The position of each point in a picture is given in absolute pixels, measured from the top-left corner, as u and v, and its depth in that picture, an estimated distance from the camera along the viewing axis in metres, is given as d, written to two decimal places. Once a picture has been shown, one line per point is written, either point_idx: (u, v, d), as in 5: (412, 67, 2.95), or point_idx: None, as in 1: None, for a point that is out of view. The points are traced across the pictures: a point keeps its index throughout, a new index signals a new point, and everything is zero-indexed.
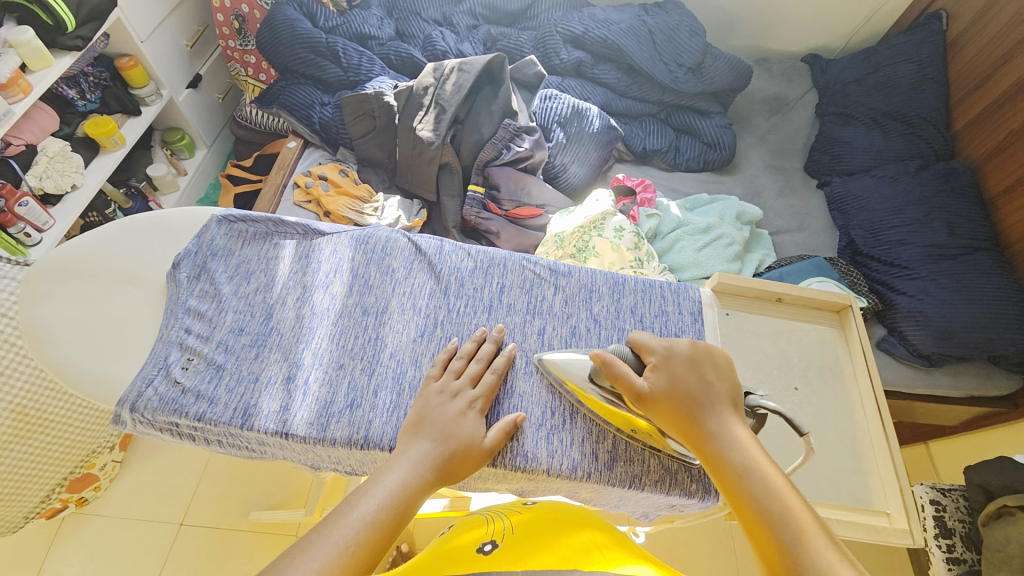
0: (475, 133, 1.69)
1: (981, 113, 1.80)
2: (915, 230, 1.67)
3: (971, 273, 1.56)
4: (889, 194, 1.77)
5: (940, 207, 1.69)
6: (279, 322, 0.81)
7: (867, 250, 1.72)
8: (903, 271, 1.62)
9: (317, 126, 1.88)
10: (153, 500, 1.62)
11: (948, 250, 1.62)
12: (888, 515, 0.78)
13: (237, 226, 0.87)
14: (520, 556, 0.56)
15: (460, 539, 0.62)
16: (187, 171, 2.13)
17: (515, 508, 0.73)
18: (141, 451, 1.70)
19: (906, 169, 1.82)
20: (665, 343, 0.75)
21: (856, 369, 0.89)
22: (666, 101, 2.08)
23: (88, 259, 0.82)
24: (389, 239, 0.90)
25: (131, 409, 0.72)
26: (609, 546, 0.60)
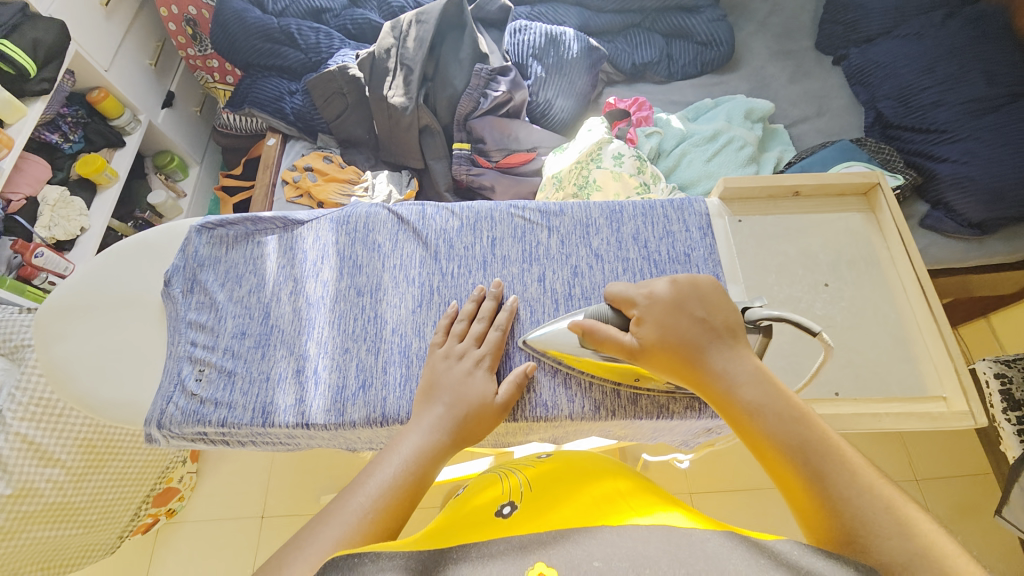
0: (448, 87, 1.58)
1: None
2: (949, 87, 1.48)
3: (1016, 121, 1.38)
4: (916, 53, 1.56)
5: (977, 55, 1.48)
6: (278, 319, 0.80)
7: (899, 121, 1.54)
8: (942, 136, 1.44)
9: (291, 117, 1.83)
10: (230, 503, 1.74)
11: (990, 102, 1.43)
12: (944, 399, 0.73)
13: (217, 232, 0.85)
14: (540, 517, 0.56)
15: (479, 501, 0.64)
16: (186, 192, 2.15)
17: (531, 463, 0.75)
18: (211, 461, 1.81)
19: (931, 21, 1.61)
20: (644, 290, 0.70)
21: (892, 252, 0.82)
22: (650, 5, 1.87)
23: (88, 293, 0.84)
24: (369, 214, 0.87)
25: (158, 427, 0.73)
26: (633, 496, 0.60)
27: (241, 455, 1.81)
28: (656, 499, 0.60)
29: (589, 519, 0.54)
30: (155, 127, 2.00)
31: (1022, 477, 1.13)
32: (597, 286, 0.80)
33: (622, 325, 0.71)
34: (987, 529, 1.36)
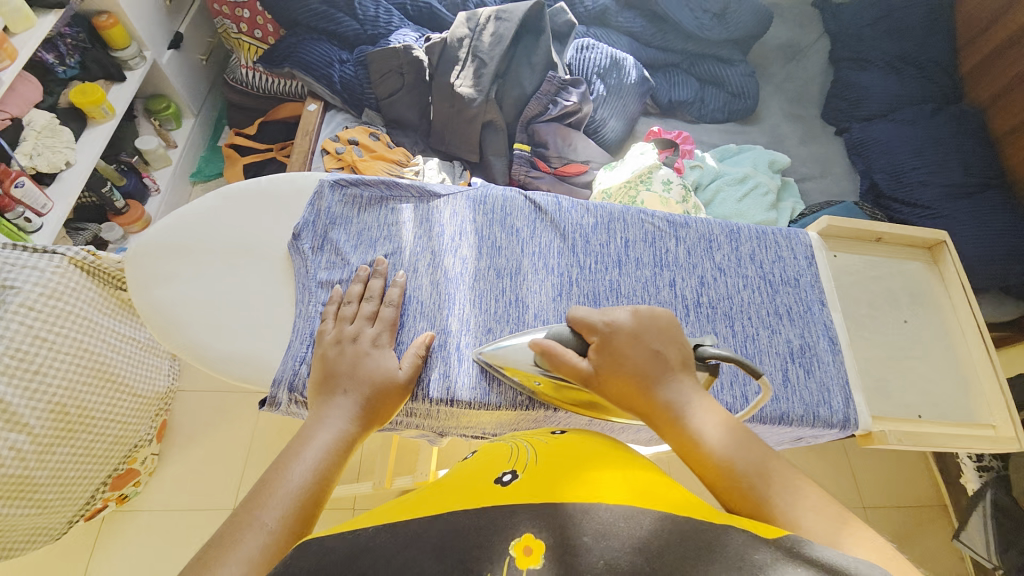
0: (518, 88, 1.61)
1: (986, 59, 1.62)
2: (935, 171, 1.54)
3: (987, 210, 1.46)
4: (908, 137, 1.60)
5: (957, 147, 1.56)
6: (416, 289, 0.78)
7: (890, 193, 1.57)
8: (926, 211, 1.50)
9: (338, 86, 1.73)
10: (200, 489, 1.50)
11: (963, 189, 1.51)
12: (994, 426, 0.86)
13: (350, 191, 0.83)
14: (543, 490, 0.46)
15: (469, 473, 0.52)
16: (177, 144, 1.89)
17: (541, 438, 0.60)
18: (178, 441, 1.56)
19: (922, 111, 1.65)
20: (605, 318, 0.66)
21: (953, 299, 0.95)
22: (690, 50, 1.85)
23: (203, 234, 0.79)
24: (505, 197, 0.87)
25: (290, 389, 0.69)
26: (653, 478, 0.49)
27: (220, 435, 1.57)
28: (680, 490, 0.49)
29: (604, 496, 0.44)
30: (158, 66, 1.74)
31: (979, 507, 1.19)
32: (723, 298, 0.86)
33: (581, 350, 0.67)
34: (932, 555, 1.45)
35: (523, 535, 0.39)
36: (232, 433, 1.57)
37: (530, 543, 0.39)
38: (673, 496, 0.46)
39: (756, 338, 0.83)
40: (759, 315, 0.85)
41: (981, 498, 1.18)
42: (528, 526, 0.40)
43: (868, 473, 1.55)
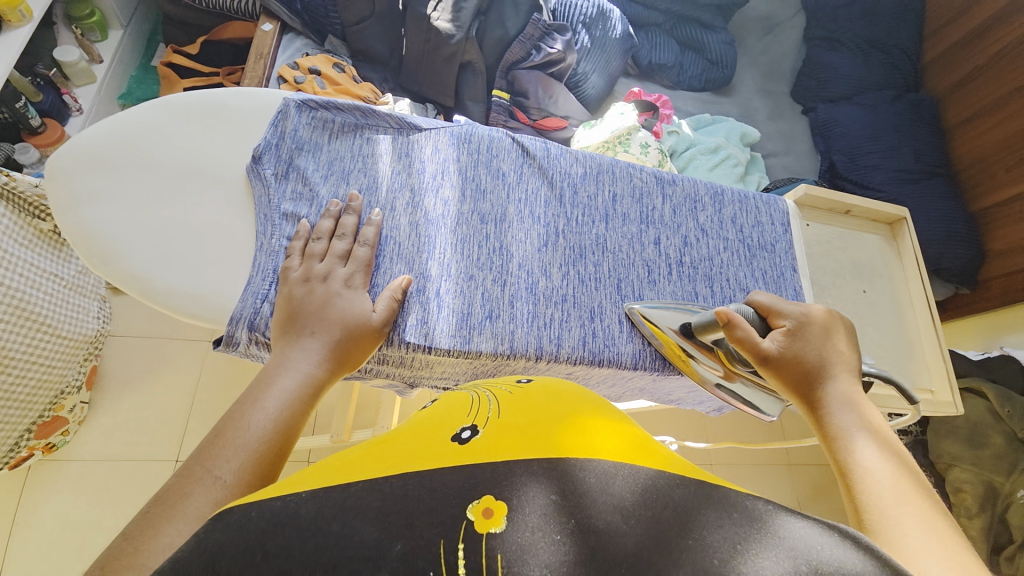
0: (500, 28, 1.50)
1: (953, 46, 1.65)
2: (888, 155, 1.61)
3: (931, 195, 1.57)
4: (868, 120, 1.65)
5: (912, 134, 1.64)
6: (393, 230, 0.72)
7: (845, 174, 1.62)
8: (878, 193, 1.58)
9: (297, 6, 1.55)
10: (137, 439, 1.39)
11: (913, 175, 1.60)
12: (931, 390, 0.94)
13: (320, 114, 0.73)
14: (502, 442, 0.44)
15: (429, 427, 0.50)
16: (103, 59, 1.60)
17: (507, 388, 0.59)
18: (111, 389, 1.44)
19: (883, 97, 1.69)
20: (801, 310, 0.70)
21: (907, 273, 1.01)
22: (674, 9, 1.78)
23: (145, 151, 0.68)
24: (492, 138, 0.81)
25: (250, 329, 0.62)
26: (613, 432, 0.48)
27: (158, 382, 1.46)
28: (641, 441, 0.48)
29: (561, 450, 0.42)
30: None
31: None
32: (704, 259, 0.86)
33: (761, 329, 0.70)
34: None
35: (482, 497, 0.34)
36: (171, 381, 1.46)
37: (491, 505, 0.34)
38: (634, 448, 0.45)
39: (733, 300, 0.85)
40: (736, 277, 0.87)
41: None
42: (485, 492, 0.35)
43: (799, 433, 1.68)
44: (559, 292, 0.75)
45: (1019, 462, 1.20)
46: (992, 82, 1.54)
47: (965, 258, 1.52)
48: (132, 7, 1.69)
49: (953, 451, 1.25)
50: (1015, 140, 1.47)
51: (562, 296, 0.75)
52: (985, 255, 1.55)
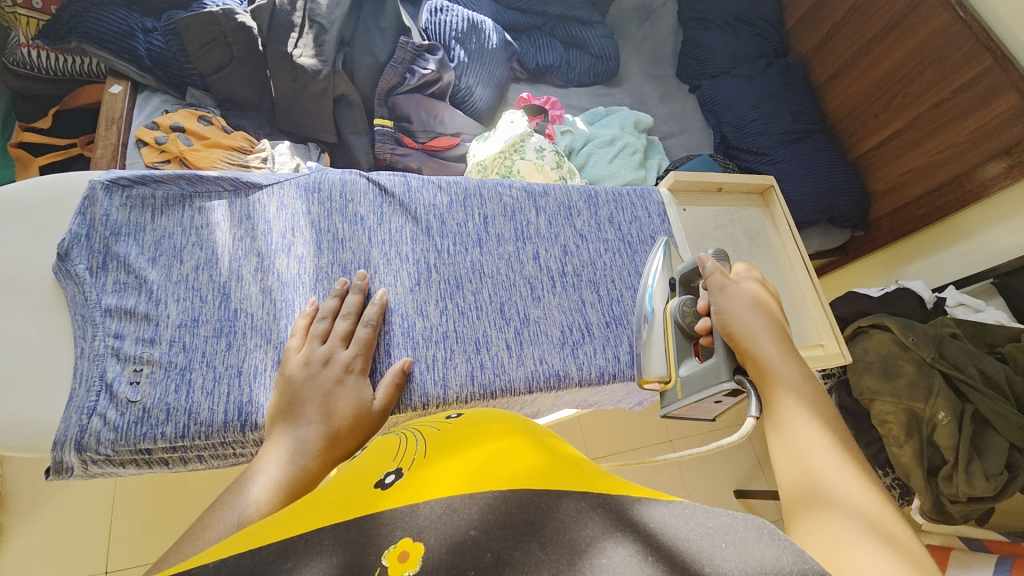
0: (369, 56, 1.36)
1: (811, 8, 1.65)
2: (770, 120, 1.58)
3: (812, 152, 1.56)
4: (747, 90, 1.61)
5: (787, 98, 1.62)
6: (243, 302, 0.67)
7: (736, 143, 1.58)
8: (765, 157, 1.56)
9: (145, 61, 1.26)
10: (55, 562, 1.17)
11: (795, 134, 1.59)
12: (823, 345, 0.99)
13: (136, 191, 0.68)
14: (430, 485, 0.40)
15: (348, 475, 0.45)
16: None
17: (434, 425, 0.55)
18: (17, 511, 1.19)
19: (757, 67, 1.67)
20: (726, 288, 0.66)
21: (782, 236, 1.06)
22: (551, 11, 1.64)
23: None
24: (344, 181, 0.77)
25: (79, 450, 0.56)
26: (541, 454, 0.46)
27: (70, 492, 1.23)
28: (562, 460, 0.47)
29: (498, 482, 0.40)
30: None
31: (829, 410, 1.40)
32: (586, 265, 0.86)
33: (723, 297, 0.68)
34: None
35: (398, 542, 0.34)
36: (88, 484, 1.24)
37: (406, 548, 0.33)
38: (562, 472, 0.43)
39: (620, 300, 0.85)
40: (621, 277, 0.87)
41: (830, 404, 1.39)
42: (404, 534, 0.34)
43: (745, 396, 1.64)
44: (439, 330, 0.73)
45: (934, 385, 1.19)
46: (852, 33, 1.53)
47: (854, 204, 1.54)
48: None
49: (872, 386, 1.25)
50: (877, 87, 1.48)
51: (443, 333, 0.73)
52: (872, 197, 1.57)
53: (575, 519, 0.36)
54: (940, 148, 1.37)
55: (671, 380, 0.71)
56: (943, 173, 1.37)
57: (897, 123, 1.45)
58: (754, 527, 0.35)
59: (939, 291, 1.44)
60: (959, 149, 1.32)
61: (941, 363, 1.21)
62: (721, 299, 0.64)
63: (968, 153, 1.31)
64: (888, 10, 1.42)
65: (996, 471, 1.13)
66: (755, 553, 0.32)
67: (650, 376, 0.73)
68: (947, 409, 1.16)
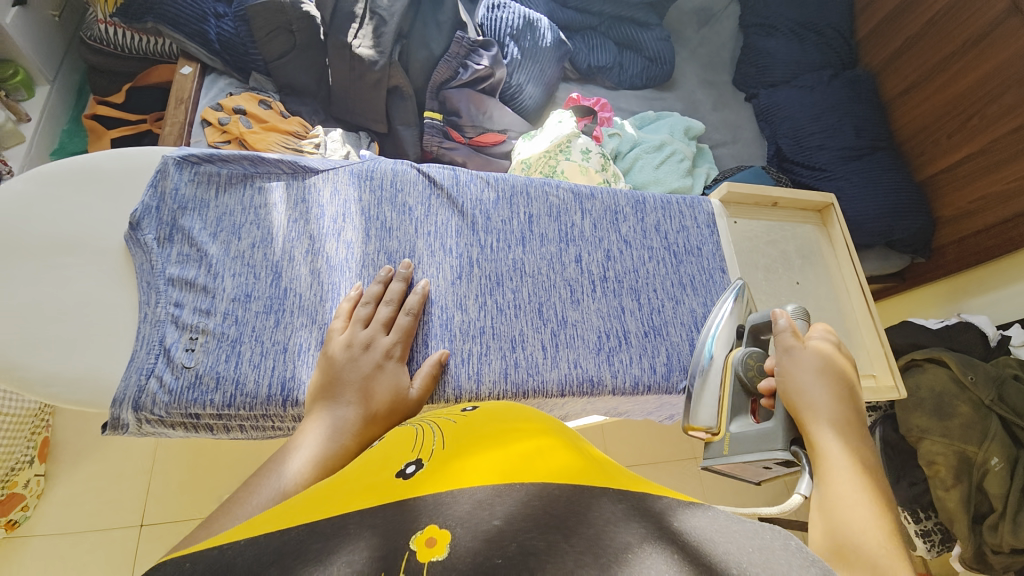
0: (424, 49, 1.38)
1: (886, 18, 1.56)
2: (831, 135, 1.51)
3: (876, 170, 1.47)
4: (809, 102, 1.53)
5: (852, 112, 1.54)
6: (293, 281, 0.69)
7: (792, 156, 1.51)
8: (823, 173, 1.48)
9: (215, 45, 1.33)
10: (98, 510, 1.25)
11: (857, 151, 1.50)
12: (874, 376, 0.93)
13: (203, 168, 0.72)
14: (450, 475, 0.41)
15: (369, 462, 0.46)
16: (32, 117, 1.32)
17: (451, 418, 0.55)
18: (68, 458, 1.28)
19: (821, 77, 1.59)
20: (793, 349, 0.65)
21: (838, 257, 1.01)
22: (607, 11, 1.62)
23: (12, 228, 0.64)
24: (396, 171, 0.78)
25: (136, 409, 0.60)
26: (560, 450, 0.46)
27: (117, 446, 1.31)
28: (581, 455, 0.47)
29: (516, 476, 0.40)
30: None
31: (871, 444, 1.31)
32: (629, 272, 0.84)
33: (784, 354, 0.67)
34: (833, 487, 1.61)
35: (425, 528, 0.34)
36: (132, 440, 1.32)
37: (433, 534, 0.33)
38: (578, 467, 0.43)
39: (662, 311, 0.83)
40: (663, 287, 0.85)
41: (873, 437, 1.31)
42: (429, 522, 0.34)
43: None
44: (477, 325, 0.73)
45: (989, 429, 1.11)
46: (929, 49, 1.43)
47: (917, 228, 1.45)
48: (54, 57, 1.40)
49: (922, 424, 1.17)
50: (951, 107, 1.38)
51: (480, 328, 0.73)
52: (937, 222, 1.47)
53: (604, 520, 0.35)
54: (1013, 176, 1.27)
55: (719, 434, 0.71)
56: (1019, 204, 1.27)
57: (969, 146, 1.35)
58: (781, 539, 0.35)
59: (1005, 328, 1.33)
60: None
61: (1000, 407, 1.12)
62: (782, 351, 0.65)
63: None
64: (970, 26, 1.33)
65: None
66: (782, 564, 0.32)
67: (697, 425, 0.72)
68: (1001, 455, 1.09)
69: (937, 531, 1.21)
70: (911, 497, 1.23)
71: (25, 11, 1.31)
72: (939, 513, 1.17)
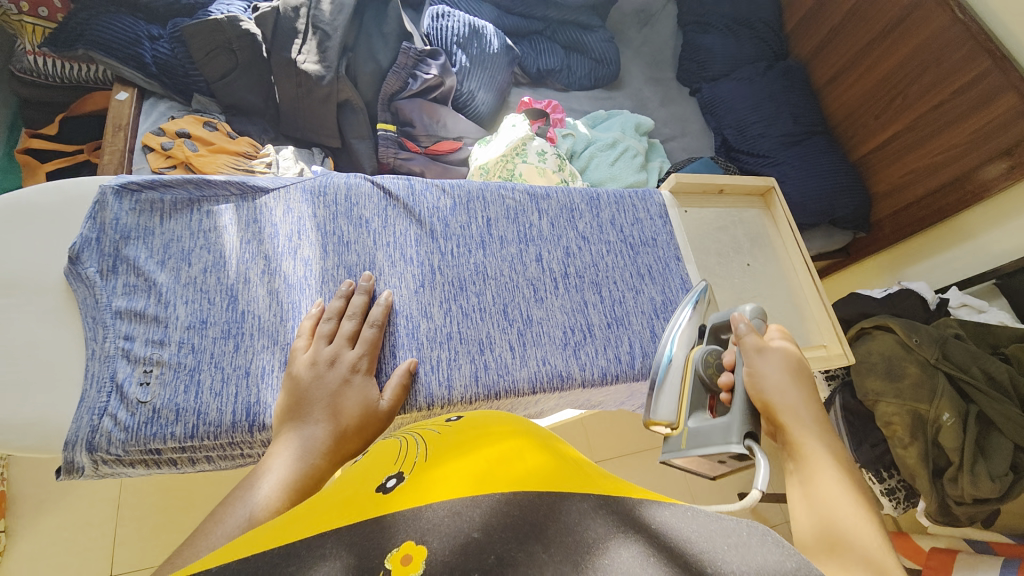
0: (372, 62, 1.37)
1: (810, 10, 1.66)
2: (771, 123, 1.59)
3: (814, 153, 1.57)
4: (747, 93, 1.62)
5: (787, 101, 1.63)
6: (251, 304, 0.68)
7: (737, 145, 1.58)
8: (766, 160, 1.56)
9: (152, 68, 1.28)
10: (59, 564, 1.17)
11: (795, 137, 1.59)
12: (825, 345, 0.99)
13: (146, 196, 0.69)
14: (433, 487, 0.40)
15: (350, 479, 0.45)
16: None
17: (433, 428, 0.55)
18: (21, 515, 1.19)
19: (757, 69, 1.68)
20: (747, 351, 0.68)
21: (783, 238, 1.07)
22: (551, 16, 1.66)
23: None
24: (349, 185, 0.78)
25: (90, 450, 0.57)
26: (533, 453, 0.46)
27: (75, 495, 1.22)
28: (559, 458, 0.47)
29: (490, 485, 0.40)
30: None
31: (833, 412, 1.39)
32: (589, 266, 0.86)
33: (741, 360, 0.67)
34: None
35: (401, 545, 0.34)
36: (95, 487, 1.24)
37: (409, 551, 0.33)
38: (551, 468, 0.44)
39: (623, 301, 0.85)
40: (623, 278, 0.87)
41: (835, 406, 1.37)
42: (406, 537, 0.35)
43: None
44: (444, 331, 0.74)
45: (937, 386, 1.19)
46: (850, 36, 1.54)
47: (855, 205, 1.54)
48: None
49: (877, 388, 1.24)
50: (876, 89, 1.49)
51: (447, 334, 0.74)
52: (873, 199, 1.58)
53: (580, 523, 0.36)
54: (941, 149, 1.37)
55: (678, 428, 0.71)
56: (944, 174, 1.38)
57: (897, 124, 1.45)
58: (757, 533, 0.35)
59: (941, 291, 1.44)
60: (959, 150, 1.33)
61: (944, 364, 1.21)
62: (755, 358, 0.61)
63: (965, 156, 1.32)
64: (887, 12, 1.42)
65: (1001, 472, 1.13)
66: (756, 558, 0.33)
67: (658, 419, 0.73)
68: (952, 410, 1.16)
69: (902, 488, 1.29)
70: (873, 459, 1.30)
71: None
72: (902, 470, 1.24)
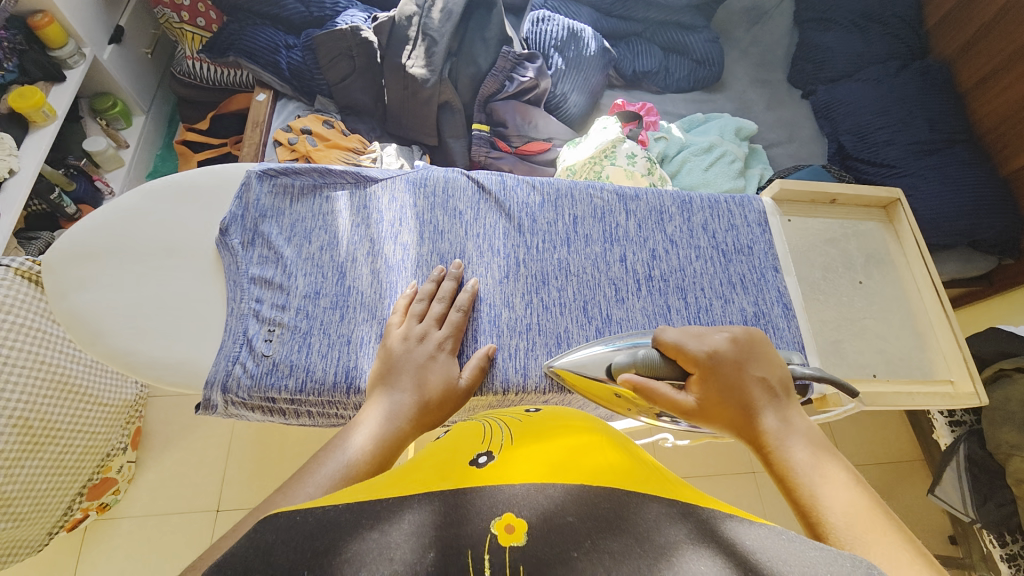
0: (473, 65, 1.45)
1: (958, 4, 1.46)
2: (902, 129, 1.40)
3: (954, 165, 1.35)
4: (873, 96, 1.45)
5: (924, 104, 1.42)
6: (356, 280, 0.75)
7: (856, 154, 1.43)
8: (891, 170, 1.39)
9: (286, 73, 1.46)
10: (180, 494, 1.38)
11: (932, 145, 1.39)
12: (952, 382, 0.87)
13: (280, 180, 0.80)
14: (524, 469, 0.42)
15: (443, 451, 0.49)
16: (129, 143, 1.52)
17: (516, 417, 0.57)
18: (156, 447, 1.43)
19: (887, 70, 1.50)
20: (705, 345, 0.62)
21: (908, 257, 0.95)
22: (652, 17, 1.62)
23: (123, 238, 0.75)
24: (447, 178, 0.83)
25: (224, 391, 0.68)
26: (620, 454, 0.47)
27: (198, 437, 1.44)
28: (640, 463, 0.47)
29: (581, 476, 0.41)
30: (98, 65, 1.39)
31: (952, 461, 1.18)
32: (675, 271, 0.84)
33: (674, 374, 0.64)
34: (911, 510, 1.39)
35: (503, 514, 0.36)
36: (212, 432, 1.45)
37: (511, 521, 0.35)
38: (637, 471, 0.44)
39: (709, 310, 0.82)
40: (712, 285, 0.84)
41: (955, 456, 1.16)
42: (505, 508, 0.37)
43: (847, 434, 1.46)
44: (524, 322, 0.76)
45: None
46: (1009, 33, 1.32)
47: (1004, 226, 1.31)
48: (150, 94, 1.60)
49: (1013, 440, 1.06)
50: None
51: (527, 325, 0.76)
52: None
53: (653, 524, 0.36)
54: None
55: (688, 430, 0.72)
56: None
57: None
58: (864, 568, 0.33)
59: None
60: None
61: None
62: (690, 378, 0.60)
63: None
64: None
65: None
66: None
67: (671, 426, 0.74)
68: None
69: None
70: (998, 520, 1.09)
71: (123, 50, 1.47)
72: None
